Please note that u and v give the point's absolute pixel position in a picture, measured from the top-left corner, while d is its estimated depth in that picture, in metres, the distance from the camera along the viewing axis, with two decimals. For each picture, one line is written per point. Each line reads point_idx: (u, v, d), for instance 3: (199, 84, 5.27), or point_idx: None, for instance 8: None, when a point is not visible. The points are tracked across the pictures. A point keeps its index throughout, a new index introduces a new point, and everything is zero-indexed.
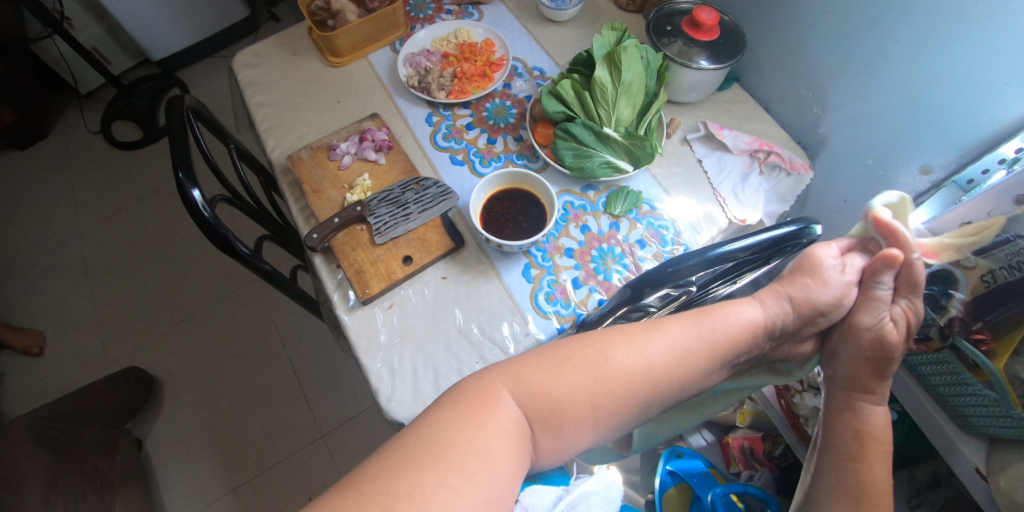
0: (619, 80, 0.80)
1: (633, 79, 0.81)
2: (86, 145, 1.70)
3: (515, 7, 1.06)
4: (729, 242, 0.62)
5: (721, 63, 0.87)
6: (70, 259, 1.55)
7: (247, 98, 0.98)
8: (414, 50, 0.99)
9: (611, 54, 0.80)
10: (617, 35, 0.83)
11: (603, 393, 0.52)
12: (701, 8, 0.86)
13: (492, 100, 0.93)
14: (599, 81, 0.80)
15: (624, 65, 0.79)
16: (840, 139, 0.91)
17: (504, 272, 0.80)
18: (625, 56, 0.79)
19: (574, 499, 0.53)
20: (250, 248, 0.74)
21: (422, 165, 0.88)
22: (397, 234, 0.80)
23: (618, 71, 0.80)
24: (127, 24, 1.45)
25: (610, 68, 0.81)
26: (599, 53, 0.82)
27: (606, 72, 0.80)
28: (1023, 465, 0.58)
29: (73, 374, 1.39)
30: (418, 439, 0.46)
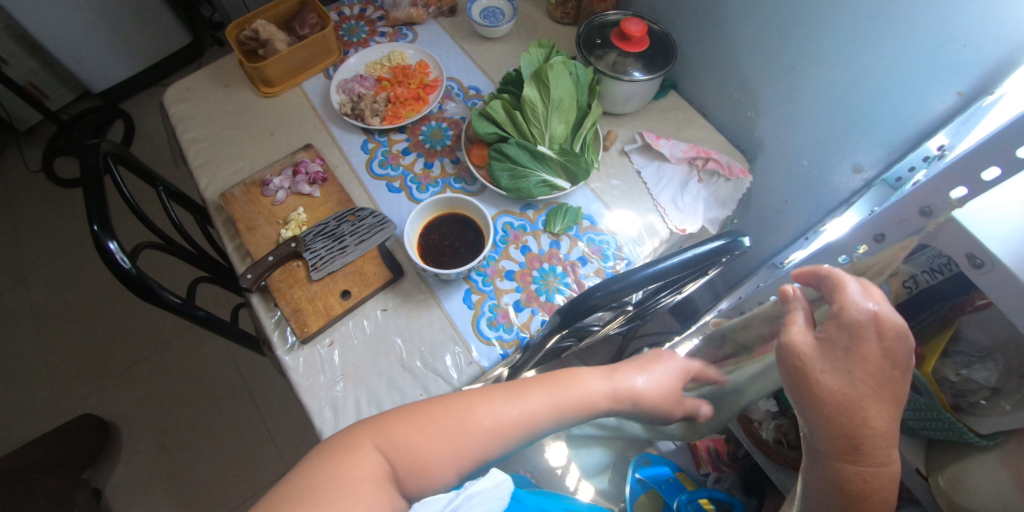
0: (549, 97, 0.79)
1: (563, 95, 0.80)
2: (30, 184, 1.64)
3: (449, 26, 1.05)
4: (661, 259, 0.61)
5: (654, 74, 0.87)
6: (18, 305, 1.50)
7: (179, 135, 0.96)
8: (347, 76, 0.97)
9: (538, 72, 0.79)
10: (545, 52, 0.82)
11: (465, 444, 0.54)
12: (629, 20, 0.86)
13: (427, 123, 0.92)
14: (528, 100, 0.79)
15: (552, 82, 0.79)
16: (777, 141, 0.92)
17: (444, 300, 0.79)
18: (553, 73, 0.78)
19: (459, 503, 0.49)
20: (181, 296, 0.72)
21: (358, 195, 0.86)
22: (334, 268, 0.78)
23: (547, 87, 0.79)
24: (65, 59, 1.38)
25: (539, 86, 0.80)
26: (527, 71, 0.81)
27: (535, 90, 0.80)
28: (959, 466, 0.58)
29: (26, 425, 1.35)
30: (286, 492, 0.46)
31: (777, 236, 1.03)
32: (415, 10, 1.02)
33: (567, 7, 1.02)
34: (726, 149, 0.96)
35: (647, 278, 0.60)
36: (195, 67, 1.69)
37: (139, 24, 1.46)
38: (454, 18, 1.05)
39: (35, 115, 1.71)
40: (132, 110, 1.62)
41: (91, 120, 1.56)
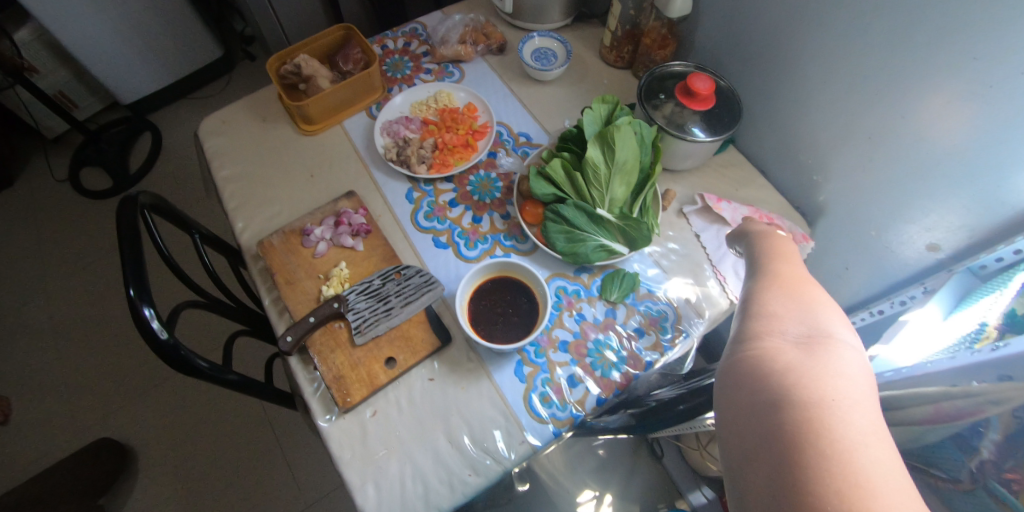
0: (613, 159, 0.75)
1: (627, 158, 0.76)
2: (52, 194, 1.61)
3: (497, 64, 1.00)
4: None
5: (716, 134, 0.83)
6: (34, 318, 1.45)
7: (214, 171, 0.91)
8: (391, 116, 0.93)
9: (603, 133, 0.74)
10: (608, 108, 0.78)
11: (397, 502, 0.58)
12: (697, 76, 0.81)
13: (476, 172, 0.88)
14: (591, 161, 0.75)
15: (618, 144, 0.74)
16: (842, 208, 0.88)
17: (495, 371, 0.75)
18: (619, 136, 0.73)
19: None
20: (211, 361, 0.67)
21: (403, 249, 0.82)
22: (378, 332, 0.74)
23: (612, 150, 0.75)
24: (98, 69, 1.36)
25: (603, 147, 0.75)
26: (589, 128, 0.77)
27: (599, 151, 0.75)
28: None
29: (37, 446, 1.30)
30: None
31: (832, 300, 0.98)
32: (463, 48, 0.98)
33: (623, 51, 0.98)
34: (786, 212, 0.91)
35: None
36: (222, 81, 1.65)
37: (171, 37, 1.44)
38: (503, 56, 1.01)
39: (60, 122, 1.67)
40: (160, 123, 1.58)
41: (119, 132, 1.54)
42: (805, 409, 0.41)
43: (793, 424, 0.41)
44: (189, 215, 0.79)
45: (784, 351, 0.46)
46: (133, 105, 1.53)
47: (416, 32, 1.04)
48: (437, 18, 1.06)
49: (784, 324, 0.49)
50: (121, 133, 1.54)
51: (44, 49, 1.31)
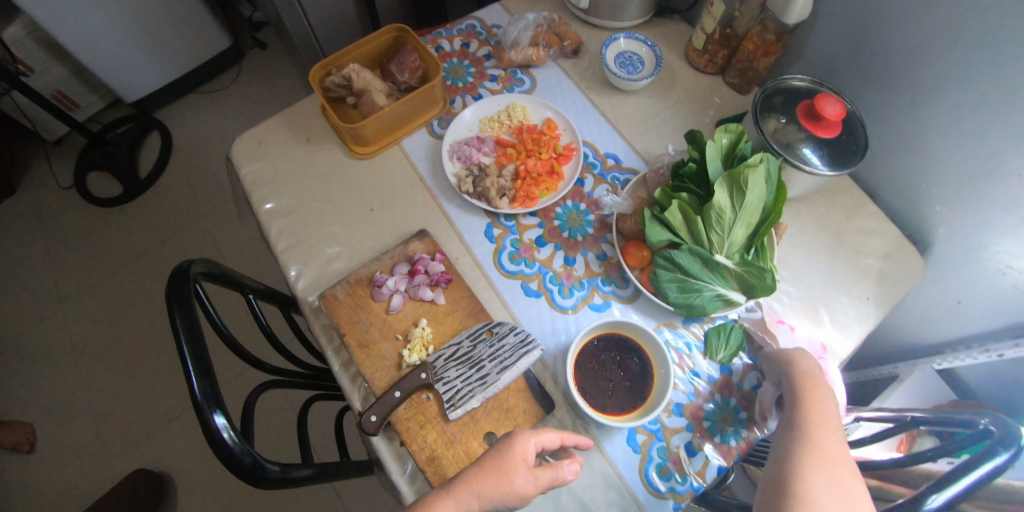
0: (741, 203, 0.66)
1: (756, 200, 0.67)
2: (60, 202, 1.51)
3: (572, 69, 0.88)
4: (931, 490, 0.48)
5: (837, 167, 0.72)
6: (55, 338, 1.38)
7: (256, 205, 0.79)
8: (460, 135, 0.81)
9: (732, 173, 0.66)
10: (731, 139, 0.71)
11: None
12: (826, 99, 0.71)
13: (563, 203, 0.77)
14: (717, 205, 0.65)
15: (750, 186, 0.65)
16: (966, 243, 0.79)
17: (605, 441, 0.66)
18: (753, 177, 0.65)
19: None
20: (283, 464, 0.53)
21: (488, 300, 0.71)
22: (473, 405, 0.64)
23: (742, 192, 0.66)
24: (94, 64, 1.35)
25: (731, 188, 0.66)
26: (713, 166, 0.68)
27: (725, 193, 0.66)
28: None
29: (69, 476, 1.25)
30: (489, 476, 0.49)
31: (938, 332, 0.90)
32: (535, 51, 0.85)
33: (715, 55, 0.86)
34: (901, 244, 0.82)
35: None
36: (234, 71, 1.65)
37: (170, 22, 1.41)
38: (577, 60, 0.88)
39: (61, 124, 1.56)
40: (166, 121, 1.58)
41: (124, 132, 1.54)
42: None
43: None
44: (239, 273, 0.67)
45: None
46: (139, 104, 1.53)
47: (475, 31, 0.91)
48: (497, 13, 0.92)
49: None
50: (127, 134, 1.53)
51: (35, 46, 1.30)
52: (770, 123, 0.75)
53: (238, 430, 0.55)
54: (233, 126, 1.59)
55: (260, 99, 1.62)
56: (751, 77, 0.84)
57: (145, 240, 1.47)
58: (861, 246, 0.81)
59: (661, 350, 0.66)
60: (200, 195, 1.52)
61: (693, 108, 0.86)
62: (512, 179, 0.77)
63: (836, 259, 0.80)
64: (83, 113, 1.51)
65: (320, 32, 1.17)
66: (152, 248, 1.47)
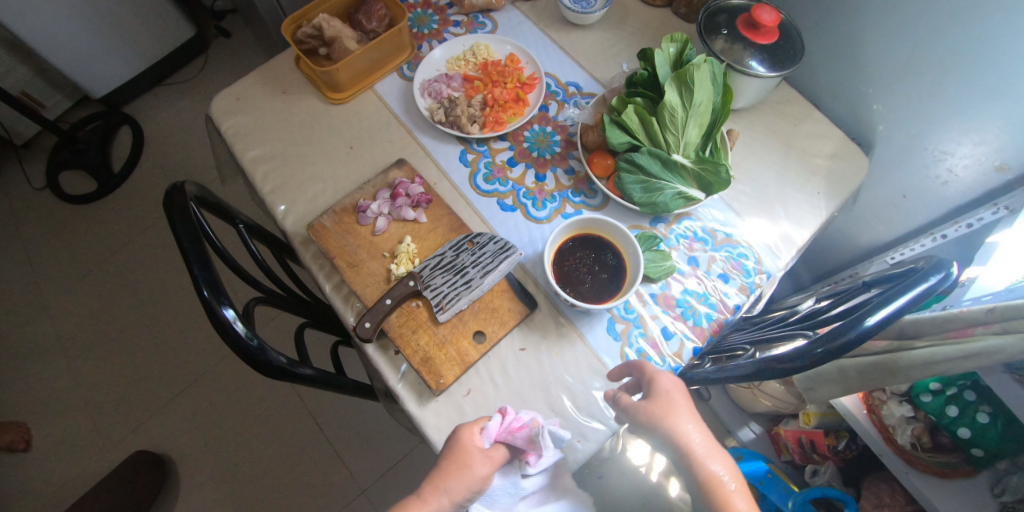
0: (691, 101, 0.72)
1: (704, 99, 0.73)
2: (34, 204, 1.50)
3: (530, 11, 0.94)
4: (868, 313, 0.54)
5: (781, 67, 0.79)
6: (41, 336, 1.38)
7: (239, 154, 0.83)
8: (430, 74, 0.86)
9: (679, 74, 0.72)
10: (678, 48, 0.77)
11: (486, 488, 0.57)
12: (761, 7, 0.77)
13: (531, 127, 0.82)
14: (669, 104, 0.72)
15: (696, 84, 0.72)
16: (902, 137, 0.87)
17: (587, 333, 0.72)
18: (698, 75, 0.72)
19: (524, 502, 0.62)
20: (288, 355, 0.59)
21: (468, 217, 0.76)
22: (461, 306, 0.68)
23: (690, 91, 0.72)
24: (61, 61, 1.36)
25: (680, 89, 0.73)
26: (662, 70, 0.75)
27: (676, 94, 0.72)
28: None
29: (70, 466, 1.25)
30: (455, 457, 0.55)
31: (887, 229, 0.98)
32: None
33: None
34: (846, 145, 0.89)
35: (828, 360, 0.56)
36: (200, 60, 1.66)
37: (135, 16, 1.43)
38: (534, 2, 0.94)
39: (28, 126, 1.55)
40: (136, 116, 1.59)
41: (95, 130, 1.54)
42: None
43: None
44: (229, 205, 0.71)
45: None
46: (108, 100, 1.54)
47: None
48: None
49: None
50: (98, 131, 1.54)
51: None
52: (717, 42, 0.81)
53: (242, 314, 0.60)
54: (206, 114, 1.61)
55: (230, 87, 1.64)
56: (696, 5, 0.91)
57: (126, 233, 1.48)
58: (810, 148, 0.89)
59: (630, 243, 0.71)
60: (179, 184, 1.54)
61: (645, 38, 0.93)
62: (481, 108, 0.81)
63: (787, 161, 0.87)
64: (52, 113, 1.51)
65: None
66: (134, 241, 1.48)
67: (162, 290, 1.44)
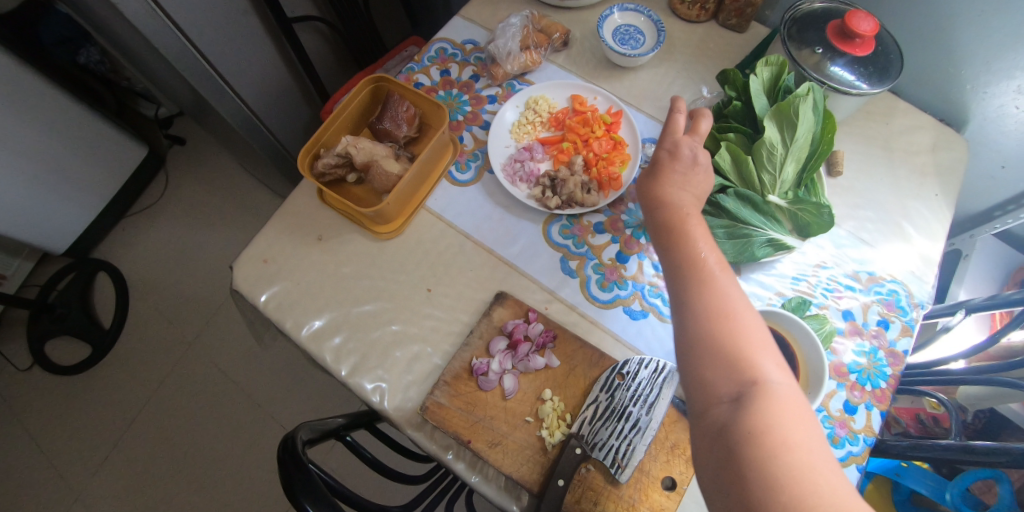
0: (792, 138, 0.62)
1: (807, 133, 0.63)
2: (25, 388, 1.31)
3: (568, 63, 0.81)
4: None
5: (884, 81, 0.69)
6: None
7: (294, 333, 0.66)
8: (500, 159, 0.73)
9: (779, 108, 0.62)
10: (774, 71, 0.67)
11: None
12: (856, 15, 0.67)
13: (626, 206, 0.70)
14: (769, 142, 0.62)
15: (800, 119, 0.62)
16: (1000, 113, 0.79)
17: None
18: (803, 108, 0.61)
19: None
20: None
21: (599, 339, 0.65)
22: (640, 458, 0.57)
23: (792, 126, 0.62)
24: (9, 226, 1.16)
25: (779, 124, 0.63)
26: (758, 102, 0.64)
27: (774, 130, 0.63)
28: None
29: None
30: None
31: (987, 199, 0.91)
32: (529, 56, 0.77)
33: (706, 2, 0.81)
34: (944, 132, 0.80)
35: None
36: (161, 179, 1.49)
37: (73, 148, 1.22)
38: (569, 51, 0.81)
39: None
40: (110, 257, 1.40)
41: (69, 285, 1.35)
42: (747, 447, 0.41)
43: (756, 472, 0.40)
44: (322, 419, 0.57)
45: (726, 421, 0.43)
46: (73, 249, 1.34)
47: (448, 53, 0.82)
48: (463, 28, 0.84)
49: (715, 376, 0.45)
50: (72, 286, 1.35)
51: None
52: (808, 60, 0.70)
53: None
54: (184, 235, 1.44)
55: (204, 201, 1.48)
56: (748, 14, 0.80)
57: (139, 392, 1.30)
58: (909, 146, 0.80)
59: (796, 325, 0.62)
60: (183, 321, 1.36)
61: (703, 64, 0.81)
62: (584, 171, 0.71)
63: (894, 167, 0.78)
64: (15, 281, 1.31)
65: (262, 111, 1.03)
66: (151, 397, 1.30)
67: (199, 445, 1.25)
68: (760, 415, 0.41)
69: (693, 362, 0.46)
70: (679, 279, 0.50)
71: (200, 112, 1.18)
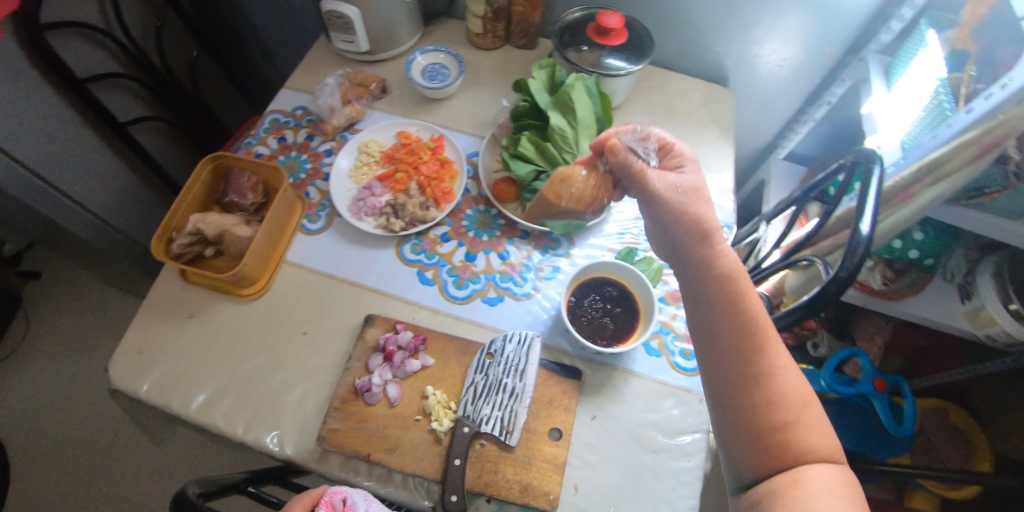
0: (575, 120, 0.75)
1: (587, 113, 0.77)
2: None
3: (390, 105, 0.91)
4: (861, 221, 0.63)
5: (641, 59, 0.85)
6: None
7: (181, 411, 0.68)
8: (346, 201, 0.80)
9: (558, 99, 0.76)
10: (549, 73, 0.80)
11: None
12: (603, 14, 0.83)
13: (464, 213, 0.80)
14: (558, 128, 0.75)
15: (575, 104, 0.75)
16: (746, 63, 0.98)
17: (632, 365, 0.72)
18: (574, 96, 0.75)
19: None
20: None
21: (467, 330, 0.72)
22: (523, 418, 0.65)
23: (572, 111, 0.75)
24: None
25: (562, 112, 0.76)
26: (541, 98, 0.77)
27: (559, 117, 0.75)
28: None
29: None
30: None
31: (770, 132, 1.11)
32: (352, 108, 0.87)
33: (496, 31, 0.95)
34: (711, 88, 0.98)
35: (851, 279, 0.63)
36: (21, 320, 1.40)
37: None
38: (388, 95, 0.91)
39: None
40: None
41: None
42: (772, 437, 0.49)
43: (773, 456, 0.48)
44: (218, 477, 0.59)
45: (752, 416, 0.50)
46: None
47: (281, 122, 0.90)
48: (290, 97, 0.92)
49: (742, 375, 0.51)
50: None
51: None
52: (581, 57, 0.85)
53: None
54: (61, 369, 1.36)
55: (78, 328, 1.41)
56: (532, 32, 0.95)
57: None
58: (687, 107, 0.95)
59: (625, 269, 0.73)
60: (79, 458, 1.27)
61: (507, 80, 0.94)
62: (420, 193, 0.80)
63: (680, 125, 0.93)
64: None
65: (114, 218, 1.04)
66: None
67: None
68: (785, 412, 0.49)
69: (726, 358, 0.52)
70: (716, 293, 0.54)
71: (48, 237, 1.15)
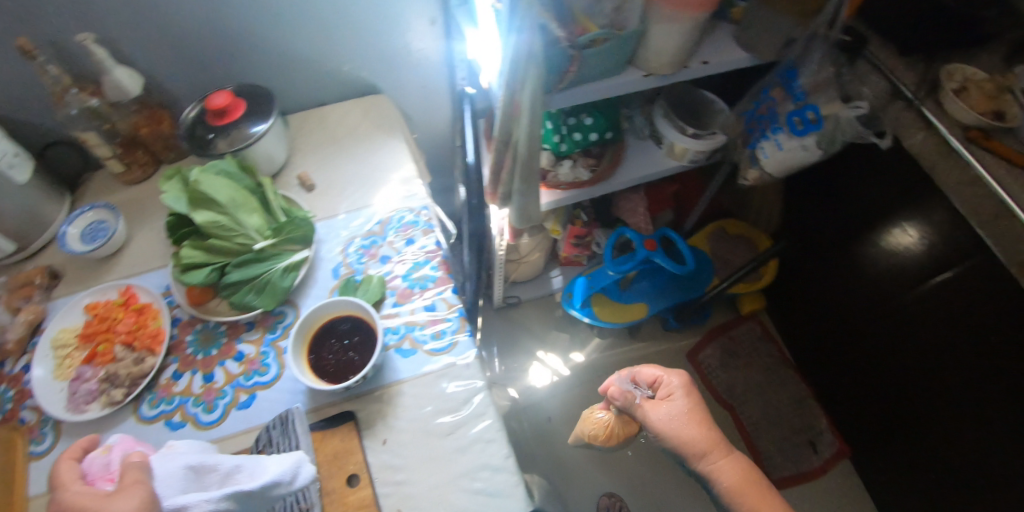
0: (223, 206, 0.77)
1: (231, 193, 0.78)
2: None
3: (70, 287, 0.86)
4: None
5: (270, 117, 0.87)
6: None
7: None
8: (59, 403, 0.74)
9: (195, 199, 0.76)
10: (176, 178, 0.78)
11: None
12: (210, 98, 0.85)
13: (185, 342, 0.79)
14: (209, 223, 0.75)
15: (213, 193, 0.76)
16: (381, 65, 1.04)
17: (396, 375, 0.75)
18: (206, 185, 0.76)
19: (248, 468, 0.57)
20: None
21: (235, 445, 0.71)
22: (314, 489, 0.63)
23: (214, 201, 0.76)
24: None
25: (206, 207, 0.76)
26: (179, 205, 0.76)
27: (206, 212, 0.76)
28: (650, 43, 0.82)
29: None
30: None
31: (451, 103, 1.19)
32: (27, 313, 0.81)
33: (138, 161, 0.93)
34: (363, 100, 1.02)
35: None
36: None
37: None
38: (65, 278, 0.87)
39: None
40: None
41: None
42: None
43: None
44: None
45: None
46: None
47: None
48: None
49: None
50: None
51: None
52: (217, 145, 0.85)
53: None
54: None
55: None
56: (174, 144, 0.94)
57: None
58: (348, 127, 0.98)
59: (338, 303, 0.75)
60: None
61: None
62: (131, 352, 0.77)
63: (348, 147, 0.95)
64: None
65: None
66: None
67: None
68: None
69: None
70: (712, 476, 0.66)
71: None
